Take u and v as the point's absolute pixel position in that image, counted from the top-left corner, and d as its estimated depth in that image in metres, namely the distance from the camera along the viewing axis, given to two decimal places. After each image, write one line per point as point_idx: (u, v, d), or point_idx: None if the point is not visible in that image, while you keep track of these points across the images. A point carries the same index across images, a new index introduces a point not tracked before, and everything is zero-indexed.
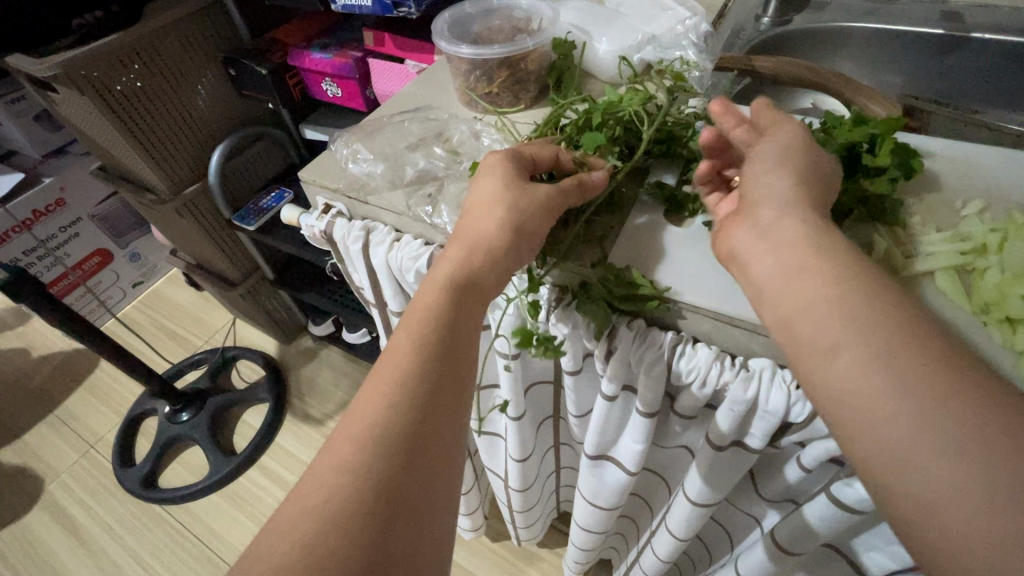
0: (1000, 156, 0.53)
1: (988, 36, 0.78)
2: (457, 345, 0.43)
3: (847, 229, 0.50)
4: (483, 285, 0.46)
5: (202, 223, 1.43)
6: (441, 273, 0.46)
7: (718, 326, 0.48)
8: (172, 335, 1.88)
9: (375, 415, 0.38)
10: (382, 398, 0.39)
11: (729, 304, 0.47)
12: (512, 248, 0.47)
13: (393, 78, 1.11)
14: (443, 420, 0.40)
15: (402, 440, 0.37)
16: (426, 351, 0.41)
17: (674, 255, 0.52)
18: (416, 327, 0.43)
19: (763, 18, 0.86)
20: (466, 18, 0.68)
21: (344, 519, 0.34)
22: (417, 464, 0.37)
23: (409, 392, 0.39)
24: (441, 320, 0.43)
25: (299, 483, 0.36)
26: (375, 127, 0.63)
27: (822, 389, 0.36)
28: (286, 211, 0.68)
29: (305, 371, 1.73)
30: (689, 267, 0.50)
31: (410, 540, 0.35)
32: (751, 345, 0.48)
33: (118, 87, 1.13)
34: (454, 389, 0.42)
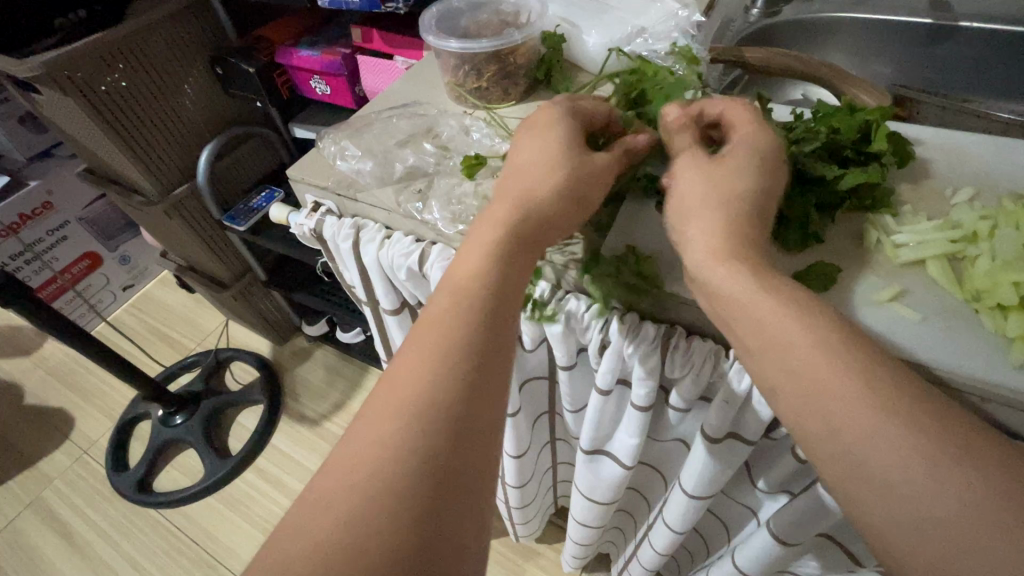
0: (988, 143, 0.53)
1: (975, 24, 0.78)
2: (500, 317, 0.42)
3: (839, 220, 0.50)
4: (526, 255, 0.44)
5: (193, 225, 1.42)
6: (485, 240, 0.44)
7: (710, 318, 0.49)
8: (164, 338, 1.86)
9: (417, 387, 0.37)
10: (426, 372, 0.38)
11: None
12: (556, 212, 0.46)
13: (382, 75, 1.10)
14: (487, 396, 0.38)
15: (446, 413, 0.36)
16: (468, 321, 0.40)
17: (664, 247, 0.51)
18: (457, 295, 0.41)
19: (752, 10, 0.85)
20: (453, 13, 0.67)
21: (390, 494, 0.33)
22: (461, 439, 0.36)
23: (455, 365, 0.38)
24: (484, 287, 0.42)
25: (342, 458, 0.36)
26: (363, 124, 0.62)
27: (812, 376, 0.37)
28: (274, 210, 0.67)
29: (300, 372, 1.72)
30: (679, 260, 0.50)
31: (455, 519, 0.34)
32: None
33: (102, 87, 1.12)
34: (498, 363, 0.40)
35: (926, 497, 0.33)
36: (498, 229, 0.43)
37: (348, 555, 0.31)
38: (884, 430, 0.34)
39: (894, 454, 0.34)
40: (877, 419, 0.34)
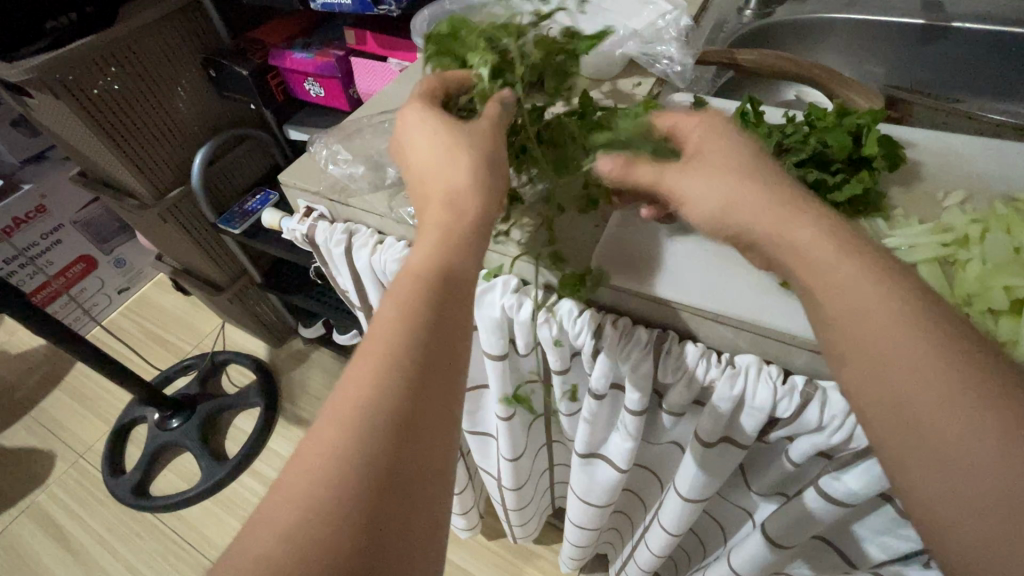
0: (979, 144, 0.53)
1: (968, 24, 0.78)
2: (449, 315, 0.40)
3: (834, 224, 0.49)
4: (473, 254, 0.43)
5: (187, 228, 1.42)
6: (429, 240, 0.42)
7: (703, 321, 0.48)
8: (160, 341, 1.86)
9: (359, 391, 0.36)
10: (370, 378, 0.36)
11: (711, 300, 0.47)
12: (492, 208, 0.45)
13: (376, 76, 1.10)
14: (434, 397, 0.37)
15: (390, 418, 0.35)
16: (412, 321, 0.39)
17: (658, 253, 0.51)
18: (403, 296, 0.40)
19: (746, 11, 0.85)
20: (446, 17, 0.67)
21: (331, 504, 0.32)
22: (406, 444, 0.35)
23: (398, 370, 0.37)
24: (429, 287, 0.40)
25: (286, 469, 0.35)
26: (354, 128, 0.61)
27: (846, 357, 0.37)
28: (266, 215, 0.66)
29: (297, 374, 1.72)
30: (672, 265, 0.50)
31: (397, 521, 0.33)
32: (738, 342, 0.48)
33: (95, 90, 1.11)
34: (447, 363, 0.39)
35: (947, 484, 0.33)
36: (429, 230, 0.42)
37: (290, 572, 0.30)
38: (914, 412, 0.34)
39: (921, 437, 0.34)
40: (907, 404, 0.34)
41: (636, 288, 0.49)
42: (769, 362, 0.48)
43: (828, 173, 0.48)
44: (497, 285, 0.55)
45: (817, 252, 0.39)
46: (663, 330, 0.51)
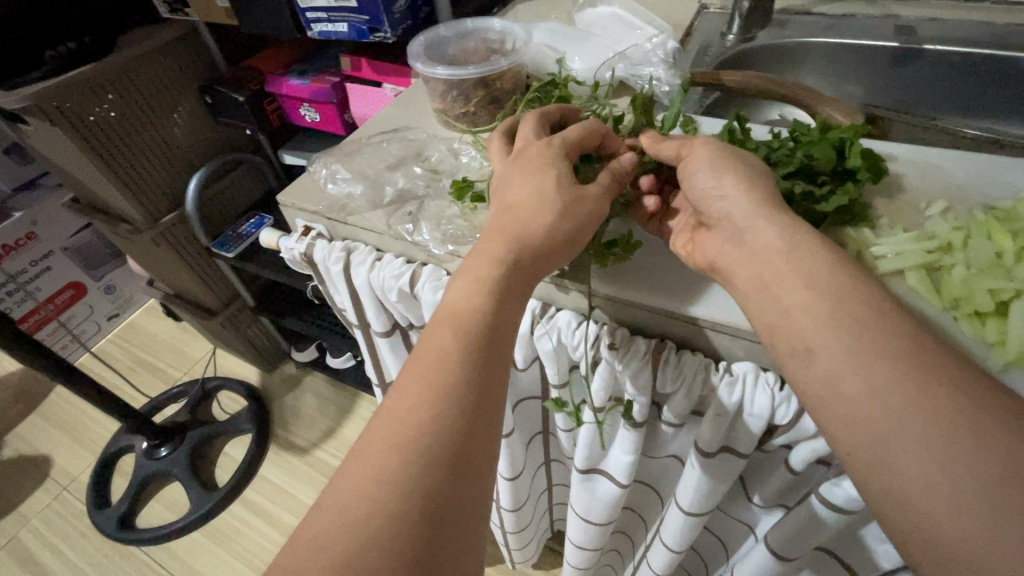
0: (954, 157, 0.54)
1: (938, 46, 0.77)
2: (499, 346, 0.41)
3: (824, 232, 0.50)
4: (523, 288, 0.45)
5: (181, 252, 1.42)
6: (483, 267, 0.44)
7: (697, 329, 0.49)
8: (150, 368, 1.83)
9: (415, 412, 0.37)
10: (425, 401, 0.37)
11: (709, 308, 0.48)
12: (555, 243, 0.45)
13: (371, 101, 1.12)
14: (484, 423, 0.38)
15: (443, 440, 0.36)
16: (468, 350, 0.40)
17: (651, 267, 0.52)
18: (461, 324, 0.41)
19: (728, 36, 0.84)
20: (440, 41, 0.69)
21: (381, 523, 0.32)
22: (457, 467, 0.36)
23: (451, 395, 0.38)
24: (484, 316, 0.42)
25: (334, 487, 0.35)
26: (353, 150, 0.63)
27: (800, 354, 0.39)
28: (264, 234, 0.66)
29: (289, 399, 1.70)
30: (665, 279, 0.51)
31: (446, 545, 0.33)
32: (734, 350, 0.49)
33: (92, 117, 1.14)
34: (496, 391, 0.40)
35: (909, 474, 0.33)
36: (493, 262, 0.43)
37: None
38: (874, 404, 0.35)
39: (882, 427, 0.35)
40: (864, 397, 0.35)
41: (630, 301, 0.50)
42: (765, 370, 0.49)
43: (817, 185, 0.48)
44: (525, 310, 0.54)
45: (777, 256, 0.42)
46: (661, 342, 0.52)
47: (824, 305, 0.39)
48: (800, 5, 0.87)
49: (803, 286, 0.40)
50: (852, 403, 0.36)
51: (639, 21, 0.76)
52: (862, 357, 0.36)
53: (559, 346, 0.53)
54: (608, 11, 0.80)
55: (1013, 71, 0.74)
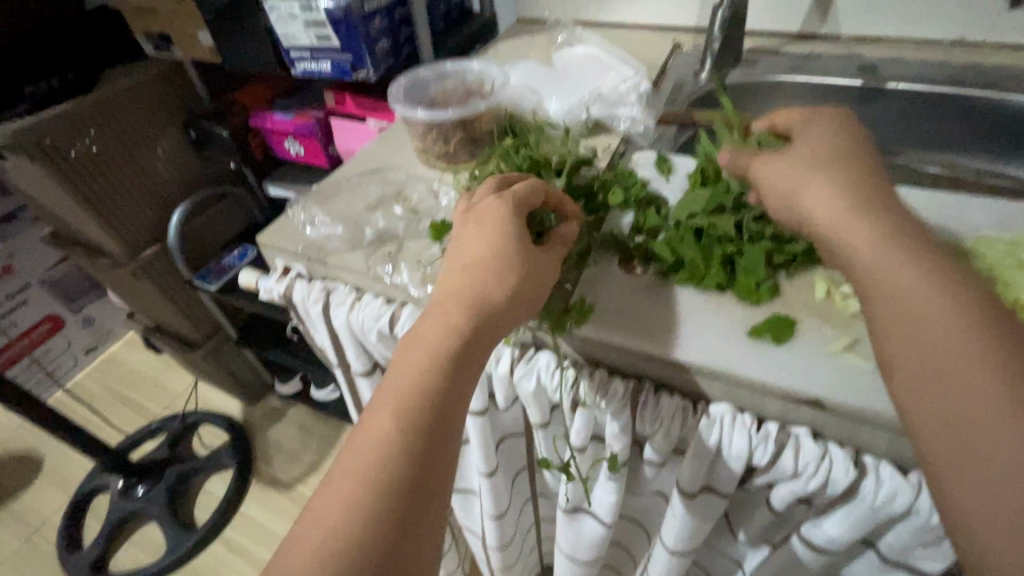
0: (917, 194, 0.56)
1: (903, 85, 0.81)
2: (446, 422, 0.40)
3: (794, 272, 0.51)
4: (473, 354, 0.43)
5: (162, 285, 1.40)
6: (436, 332, 0.43)
7: (676, 368, 0.48)
8: (128, 402, 1.79)
9: (350, 499, 0.36)
10: (370, 476, 0.37)
11: (689, 349, 0.47)
12: (506, 310, 0.45)
13: (356, 135, 1.14)
14: (423, 510, 0.37)
15: (379, 530, 0.35)
16: (412, 428, 0.39)
17: (630, 307, 0.51)
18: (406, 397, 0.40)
19: (701, 74, 0.87)
20: (420, 83, 0.71)
21: None
22: (391, 557, 0.35)
23: (396, 471, 0.37)
24: (430, 390, 0.41)
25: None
26: (332, 191, 0.63)
27: (902, 333, 0.38)
28: (242, 274, 0.65)
29: (273, 432, 1.67)
30: (648, 318, 0.50)
31: None
32: (713, 392, 0.49)
33: (72, 151, 1.13)
34: (446, 464, 0.40)
35: (984, 472, 0.32)
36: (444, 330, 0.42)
37: None
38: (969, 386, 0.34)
39: (963, 421, 0.34)
40: (952, 387, 0.35)
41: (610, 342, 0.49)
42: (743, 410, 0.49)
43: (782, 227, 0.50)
44: (504, 350, 0.54)
45: (893, 239, 0.41)
46: (640, 382, 0.51)
47: (949, 294, 0.38)
48: (768, 46, 0.91)
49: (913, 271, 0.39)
50: (946, 391, 0.35)
51: (616, 62, 0.78)
52: (972, 349, 0.35)
53: (539, 386, 0.53)
54: (584, 52, 0.82)
55: (969, 109, 0.78)
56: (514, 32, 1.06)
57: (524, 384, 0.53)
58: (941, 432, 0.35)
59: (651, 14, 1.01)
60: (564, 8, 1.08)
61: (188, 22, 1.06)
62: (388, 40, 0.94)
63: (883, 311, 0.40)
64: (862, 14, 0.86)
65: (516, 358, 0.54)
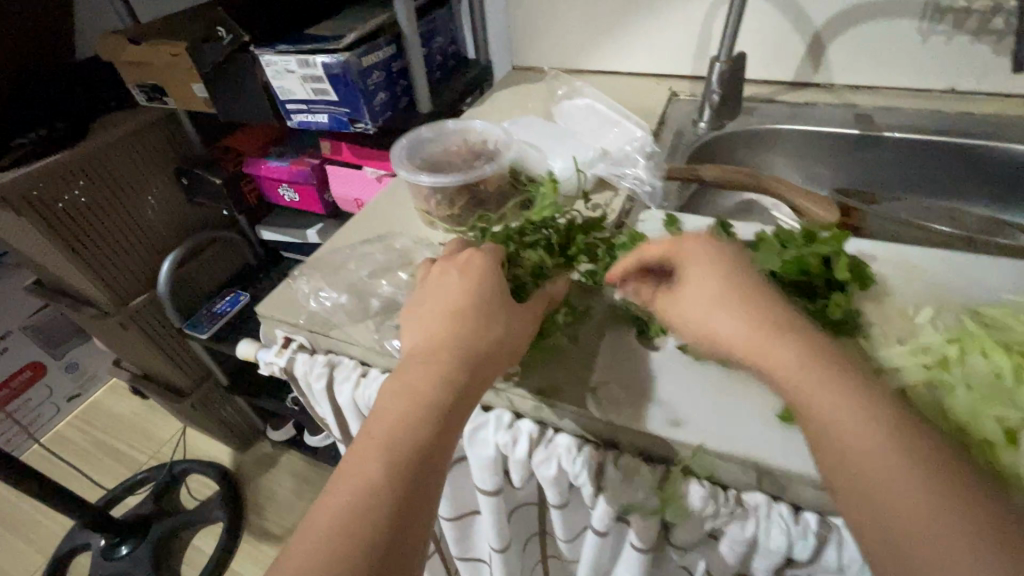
0: (936, 256, 0.55)
1: (898, 134, 0.81)
2: (431, 469, 0.39)
3: (820, 343, 0.48)
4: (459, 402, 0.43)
5: (151, 335, 1.36)
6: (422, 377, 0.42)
7: (704, 457, 0.45)
8: (112, 452, 1.71)
9: (328, 547, 0.35)
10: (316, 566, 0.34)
11: (713, 438, 0.45)
12: (491, 357, 0.45)
13: (352, 184, 1.12)
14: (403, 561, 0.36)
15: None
16: (395, 473, 0.38)
17: (651, 388, 0.49)
18: (390, 442, 0.39)
19: (700, 124, 0.87)
20: (422, 143, 0.70)
21: None
22: None
23: (357, 554, 0.34)
24: (416, 436, 0.40)
25: None
26: (335, 259, 0.61)
27: (837, 445, 0.36)
28: (243, 342, 0.62)
29: (264, 482, 1.61)
30: (670, 404, 0.48)
31: None
32: (742, 477, 0.46)
33: (60, 203, 1.11)
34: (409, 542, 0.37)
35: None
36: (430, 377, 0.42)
37: None
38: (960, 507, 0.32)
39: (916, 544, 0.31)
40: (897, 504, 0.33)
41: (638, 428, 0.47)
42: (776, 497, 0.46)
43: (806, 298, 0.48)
44: (520, 433, 0.49)
45: (807, 342, 0.40)
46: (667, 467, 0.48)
47: None
48: (764, 95, 0.92)
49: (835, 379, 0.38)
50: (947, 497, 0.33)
51: (618, 116, 0.78)
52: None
53: (558, 472, 0.48)
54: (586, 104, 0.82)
55: (968, 157, 0.79)
56: (510, 81, 1.07)
57: (542, 470, 0.49)
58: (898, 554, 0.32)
59: (646, 61, 1.02)
60: (558, 56, 1.08)
61: (181, 76, 1.05)
62: (386, 92, 0.94)
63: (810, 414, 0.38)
64: (855, 64, 0.87)
65: (533, 440, 0.49)
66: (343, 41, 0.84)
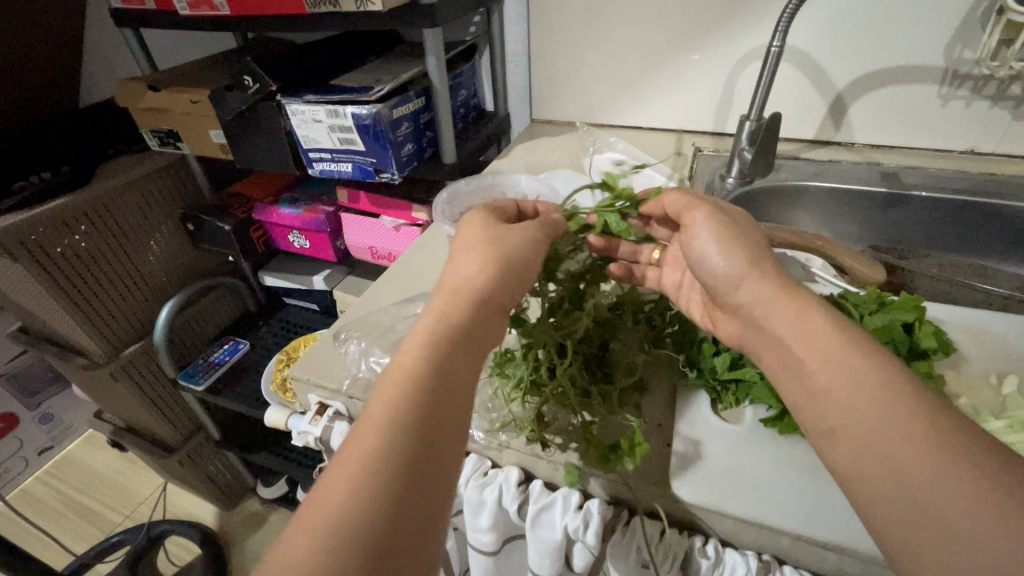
0: (1004, 320, 0.53)
1: (925, 194, 0.82)
2: (479, 323, 0.41)
3: None
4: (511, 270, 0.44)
5: (141, 387, 1.28)
6: (475, 251, 0.44)
7: (807, 547, 0.41)
8: (83, 511, 1.58)
9: (399, 377, 0.36)
10: (346, 506, 0.30)
11: (825, 528, 0.40)
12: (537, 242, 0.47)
13: (370, 232, 1.10)
14: (459, 392, 0.37)
15: (424, 400, 0.35)
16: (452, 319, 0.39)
17: (740, 469, 0.44)
18: (449, 299, 0.41)
19: (728, 179, 0.87)
20: (462, 199, 0.68)
21: (369, 473, 0.32)
22: (433, 426, 0.35)
23: (424, 375, 0.36)
24: (472, 295, 0.41)
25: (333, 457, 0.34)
26: (378, 319, 0.57)
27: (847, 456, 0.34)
28: (270, 412, 0.61)
29: (251, 544, 1.49)
30: (763, 485, 0.42)
31: (419, 497, 0.32)
32: (847, 567, 0.41)
33: (59, 248, 1.05)
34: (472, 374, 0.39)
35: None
36: (484, 247, 0.44)
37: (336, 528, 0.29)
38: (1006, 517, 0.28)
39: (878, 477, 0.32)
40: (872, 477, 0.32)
41: (731, 513, 0.41)
42: None
43: None
44: (586, 513, 0.44)
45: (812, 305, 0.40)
46: (760, 555, 0.43)
47: None
48: (788, 152, 0.94)
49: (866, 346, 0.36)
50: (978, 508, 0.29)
51: (653, 175, 0.79)
52: None
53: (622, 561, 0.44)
54: (618, 161, 0.82)
55: (993, 217, 0.80)
56: (532, 134, 1.08)
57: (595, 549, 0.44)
58: (881, 500, 0.31)
59: (669, 118, 1.04)
60: (578, 110, 1.10)
61: (200, 122, 1.03)
62: (412, 142, 0.93)
63: (795, 350, 0.38)
64: (874, 125, 0.90)
65: (584, 515, 0.45)
66: (375, 93, 0.84)
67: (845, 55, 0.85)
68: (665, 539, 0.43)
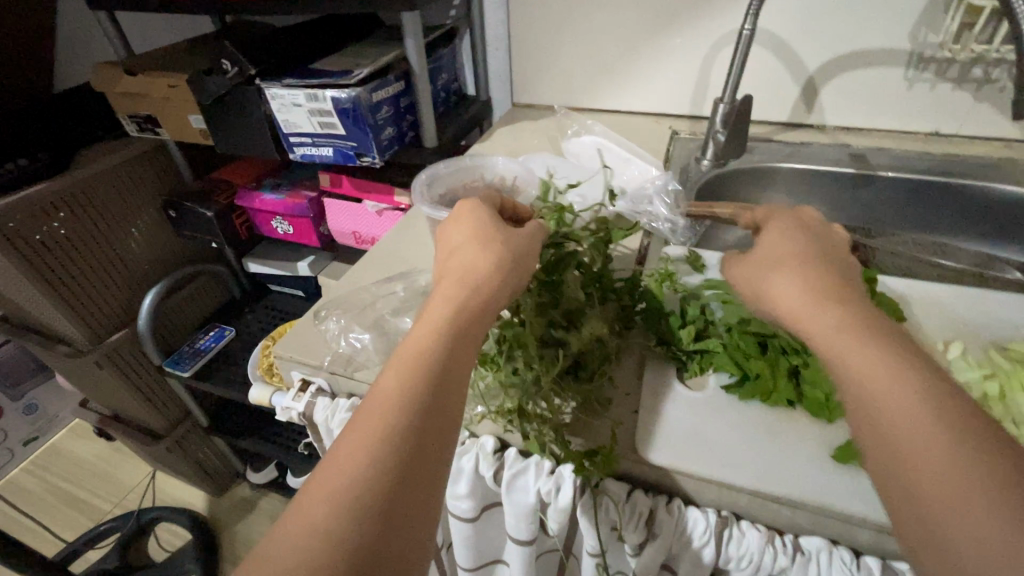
0: (953, 292, 0.56)
1: (892, 174, 0.85)
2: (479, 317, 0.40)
3: None
4: (509, 265, 0.43)
5: (126, 374, 1.28)
6: (478, 246, 0.44)
7: (762, 503, 0.44)
8: (71, 500, 1.58)
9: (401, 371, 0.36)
10: (353, 495, 0.31)
11: (776, 484, 0.42)
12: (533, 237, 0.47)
13: (352, 217, 1.10)
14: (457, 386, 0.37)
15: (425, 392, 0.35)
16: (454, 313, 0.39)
17: (702, 432, 0.46)
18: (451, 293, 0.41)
19: (703, 161, 0.88)
20: (441, 181, 0.69)
21: (374, 462, 0.32)
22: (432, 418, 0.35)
23: (427, 368, 0.36)
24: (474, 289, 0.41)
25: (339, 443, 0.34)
26: (358, 298, 0.59)
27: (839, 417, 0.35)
28: (254, 391, 0.62)
29: (242, 528, 1.51)
30: (721, 447, 0.45)
31: (419, 489, 0.32)
32: (799, 521, 0.44)
33: (38, 236, 1.04)
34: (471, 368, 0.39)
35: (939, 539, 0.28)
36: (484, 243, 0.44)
37: (341, 514, 0.30)
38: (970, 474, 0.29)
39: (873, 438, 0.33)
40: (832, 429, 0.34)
41: (691, 473, 0.44)
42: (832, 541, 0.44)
43: None
44: (556, 477, 0.47)
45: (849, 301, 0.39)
46: (719, 511, 0.46)
47: None
48: (763, 135, 0.96)
49: (834, 335, 0.36)
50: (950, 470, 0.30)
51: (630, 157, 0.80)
52: None
53: (591, 520, 0.46)
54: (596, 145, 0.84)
55: (955, 197, 0.83)
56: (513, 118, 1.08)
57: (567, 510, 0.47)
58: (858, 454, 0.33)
59: (647, 102, 1.05)
60: (558, 95, 1.11)
61: (179, 108, 1.03)
62: (393, 126, 0.94)
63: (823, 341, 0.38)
64: (845, 107, 0.92)
65: (554, 478, 0.47)
66: (354, 77, 0.84)
67: (816, 39, 0.87)
68: (629, 498, 0.46)
